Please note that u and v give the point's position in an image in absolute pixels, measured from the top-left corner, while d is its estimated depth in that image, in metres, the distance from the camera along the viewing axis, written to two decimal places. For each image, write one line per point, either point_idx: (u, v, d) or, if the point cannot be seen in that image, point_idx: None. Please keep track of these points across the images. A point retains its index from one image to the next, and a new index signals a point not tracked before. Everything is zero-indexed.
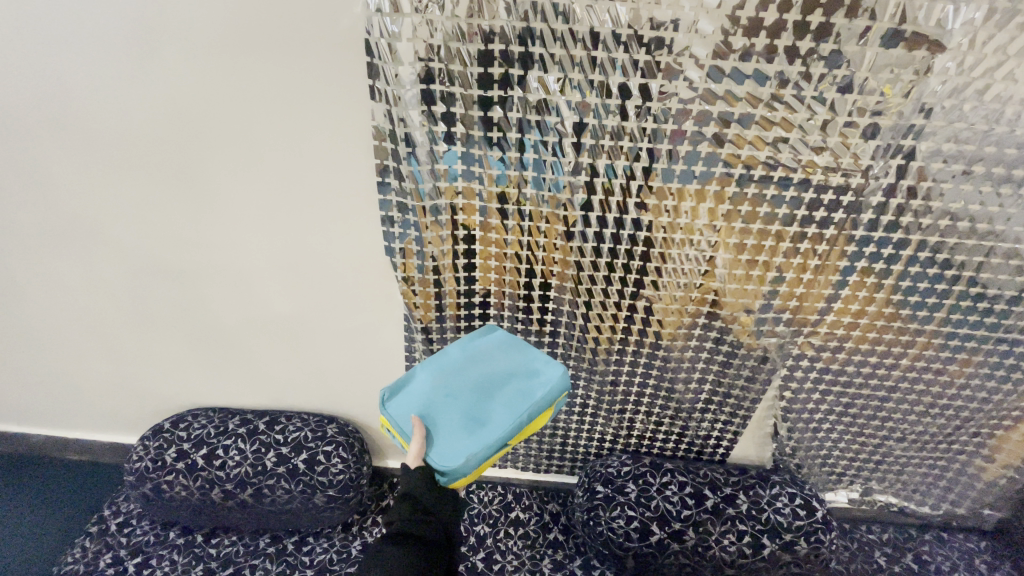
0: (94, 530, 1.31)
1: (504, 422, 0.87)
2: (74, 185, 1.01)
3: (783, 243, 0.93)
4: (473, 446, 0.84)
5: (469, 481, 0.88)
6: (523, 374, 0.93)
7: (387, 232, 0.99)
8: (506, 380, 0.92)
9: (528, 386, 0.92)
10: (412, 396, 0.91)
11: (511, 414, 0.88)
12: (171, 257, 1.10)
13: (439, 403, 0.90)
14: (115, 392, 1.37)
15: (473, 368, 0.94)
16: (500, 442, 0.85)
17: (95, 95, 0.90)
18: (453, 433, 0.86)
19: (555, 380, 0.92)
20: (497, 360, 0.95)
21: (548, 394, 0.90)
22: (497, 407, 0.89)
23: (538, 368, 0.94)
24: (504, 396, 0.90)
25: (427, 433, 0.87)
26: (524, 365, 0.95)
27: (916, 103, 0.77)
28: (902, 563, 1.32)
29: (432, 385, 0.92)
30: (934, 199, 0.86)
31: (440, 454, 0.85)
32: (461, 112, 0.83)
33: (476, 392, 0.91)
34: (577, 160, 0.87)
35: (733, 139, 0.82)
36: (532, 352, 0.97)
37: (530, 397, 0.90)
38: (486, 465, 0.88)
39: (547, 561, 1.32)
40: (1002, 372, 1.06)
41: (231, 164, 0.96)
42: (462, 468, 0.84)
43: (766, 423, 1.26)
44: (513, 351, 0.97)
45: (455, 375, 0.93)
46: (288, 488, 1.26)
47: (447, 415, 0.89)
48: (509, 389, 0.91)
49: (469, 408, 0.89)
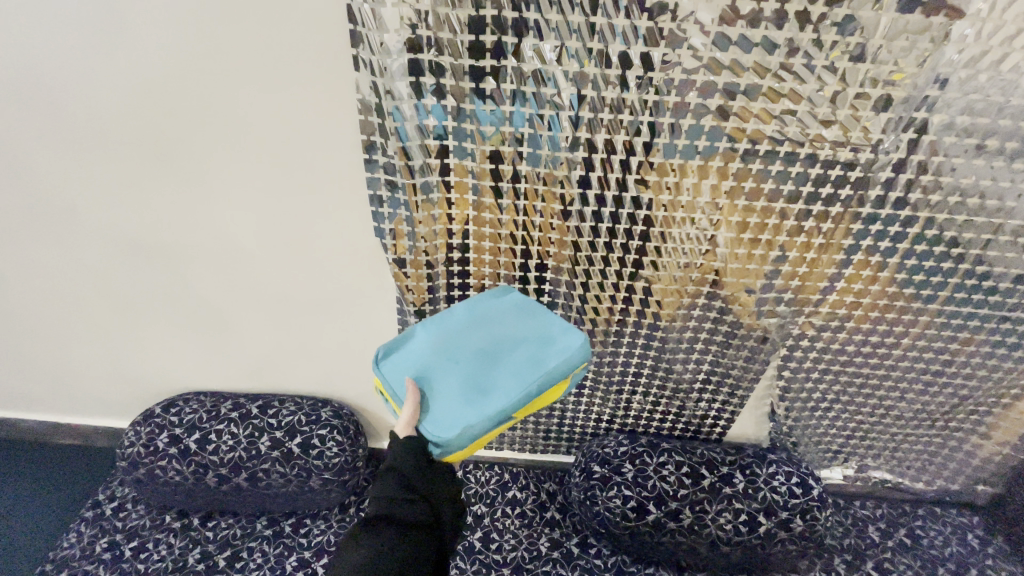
0: (89, 515, 1.30)
1: (510, 390, 0.83)
2: (51, 167, 0.97)
3: (787, 221, 0.90)
4: (469, 417, 0.81)
5: (464, 454, 0.85)
6: (531, 342, 0.89)
7: (376, 212, 0.94)
8: (512, 348, 0.89)
9: (535, 355, 0.87)
10: (411, 358, 0.89)
11: (513, 385, 0.84)
12: (156, 240, 1.06)
13: (438, 367, 0.87)
14: (105, 376, 1.35)
15: (482, 332, 0.91)
16: (499, 414, 0.82)
17: (63, 72, 0.84)
18: (450, 401, 0.83)
19: (565, 352, 0.87)
20: (508, 326, 0.92)
21: (556, 367, 0.86)
22: (500, 377, 0.85)
23: (554, 334, 0.90)
24: (512, 362, 0.87)
25: (422, 398, 0.84)
26: (538, 333, 0.91)
27: (931, 73, 0.73)
28: (895, 538, 1.33)
29: (432, 346, 0.89)
30: (945, 174, 0.83)
31: (433, 422, 0.82)
32: (452, 83, 0.79)
33: (482, 357, 0.87)
34: (575, 135, 0.83)
35: (738, 112, 0.78)
36: (542, 319, 0.93)
37: (543, 365, 0.86)
38: (483, 437, 0.85)
39: (544, 539, 1.32)
40: (1003, 350, 1.05)
41: (217, 143, 0.91)
42: (456, 440, 0.81)
43: (764, 402, 1.25)
44: (526, 317, 0.93)
45: (459, 339, 0.90)
46: (283, 472, 1.25)
47: (445, 380, 0.85)
48: (518, 355, 0.88)
49: (473, 373, 0.86)
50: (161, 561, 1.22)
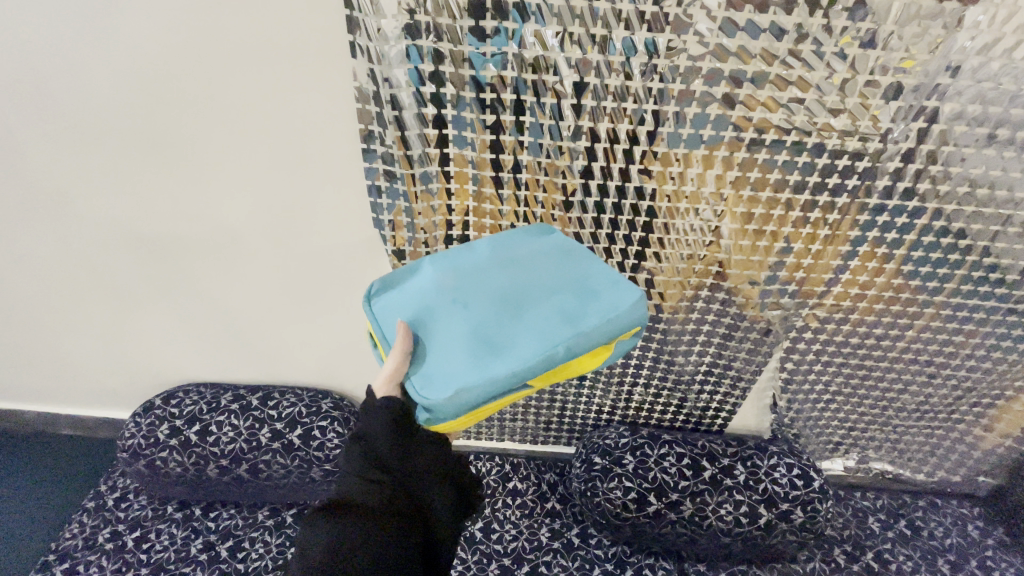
0: (92, 505, 1.29)
1: (532, 351, 0.66)
2: (46, 157, 0.95)
3: (793, 212, 0.89)
4: (469, 378, 0.64)
5: (459, 423, 0.68)
6: (562, 295, 0.72)
7: (375, 203, 0.93)
8: (537, 299, 0.71)
9: (565, 313, 0.70)
10: (411, 296, 0.73)
11: (533, 345, 0.67)
12: (154, 230, 1.05)
13: (442, 310, 0.70)
14: (107, 367, 1.34)
15: (505, 275, 0.74)
16: (508, 378, 0.64)
17: (56, 60, 0.82)
18: (450, 354, 0.67)
19: (604, 314, 0.70)
20: (539, 272, 0.75)
21: (591, 332, 0.68)
22: (517, 333, 0.68)
23: (595, 290, 0.73)
24: (539, 316, 0.69)
25: (416, 344, 0.68)
26: (576, 284, 0.73)
27: (943, 60, 0.71)
28: (895, 529, 1.33)
29: (438, 284, 0.73)
30: (954, 165, 0.81)
31: (424, 378, 0.65)
32: (451, 70, 0.77)
33: (500, 306, 0.70)
34: (578, 123, 0.81)
35: (744, 101, 0.76)
36: (578, 268, 0.75)
37: (577, 325, 0.68)
38: (486, 407, 0.68)
39: (544, 530, 1.32)
40: (1008, 343, 1.04)
41: (213, 131, 0.89)
42: (449, 403, 0.64)
43: (766, 394, 1.24)
44: (560, 263, 0.76)
45: (472, 280, 0.73)
46: (284, 464, 1.25)
47: (448, 326, 0.69)
48: (544, 308, 0.70)
49: (484, 323, 0.69)
50: (164, 551, 1.22)
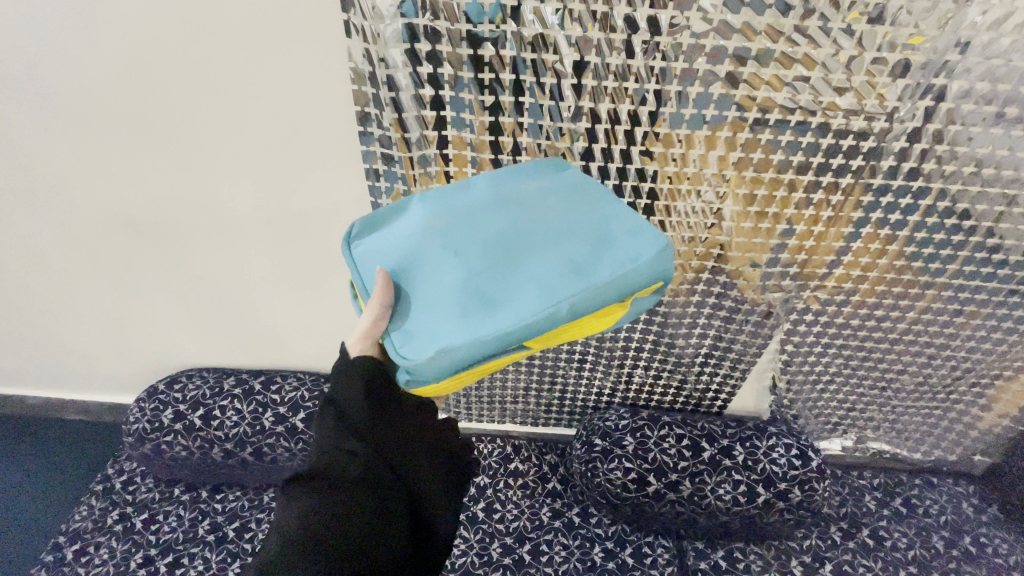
0: (100, 488, 1.29)
1: (529, 308, 0.63)
2: (38, 142, 0.94)
3: (796, 194, 0.88)
4: (457, 336, 0.62)
5: (447, 382, 0.67)
6: (566, 245, 0.67)
7: (374, 187, 0.92)
8: (537, 248, 0.67)
9: (568, 265, 0.66)
10: (405, 243, 0.69)
11: (529, 302, 0.64)
12: (149, 215, 1.04)
13: (432, 258, 0.67)
14: (107, 352, 1.34)
15: (505, 220, 0.70)
16: (498, 336, 0.62)
17: (44, 43, 0.80)
18: (439, 308, 0.64)
19: (609, 269, 0.66)
20: (542, 217, 0.70)
21: (594, 289, 0.64)
22: (511, 288, 0.65)
23: (606, 240, 0.68)
24: (539, 268, 0.66)
25: (399, 297, 0.65)
26: (581, 232, 0.69)
27: (953, 36, 0.69)
28: (891, 507, 1.34)
29: (429, 230, 0.69)
30: (961, 144, 0.80)
31: (409, 333, 0.64)
32: (449, 50, 0.75)
33: (501, 255, 0.67)
34: (578, 104, 0.79)
35: (748, 79, 0.75)
36: (582, 214, 0.71)
37: (586, 279, 0.65)
38: (476, 364, 0.66)
39: (545, 509, 1.34)
40: (1009, 324, 1.04)
41: (208, 116, 0.87)
42: (434, 362, 0.62)
43: (765, 375, 1.25)
44: (565, 209, 0.71)
45: (466, 226, 0.69)
46: (288, 447, 1.25)
47: (438, 276, 0.66)
48: (544, 259, 0.66)
49: (477, 274, 0.65)
50: (172, 533, 1.22)
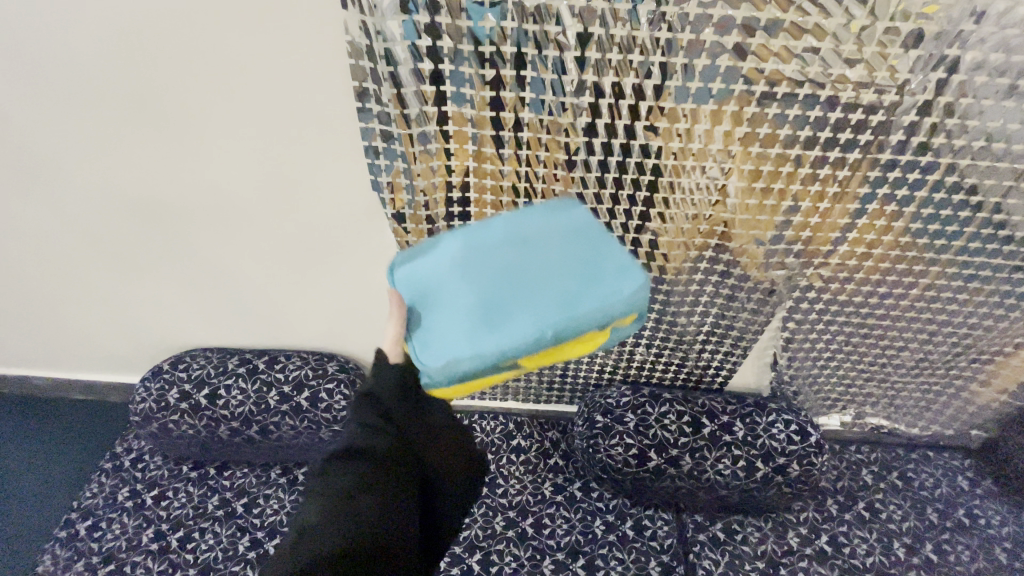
0: (109, 466, 1.31)
1: (515, 336, 0.65)
2: (44, 117, 0.94)
3: (802, 169, 0.86)
4: (448, 356, 0.66)
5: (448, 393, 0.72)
6: (560, 277, 0.68)
7: (373, 165, 0.91)
8: (532, 278, 0.68)
9: (558, 298, 0.67)
10: (416, 264, 0.74)
11: (517, 330, 0.65)
12: (151, 193, 1.04)
13: (440, 284, 0.72)
14: (111, 333, 1.35)
15: (507, 250, 0.72)
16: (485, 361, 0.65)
17: (50, 14, 0.81)
18: (438, 330, 0.68)
19: (598, 304, 0.66)
20: (542, 247, 0.71)
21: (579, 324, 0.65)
22: (503, 316, 0.67)
23: (601, 272, 0.68)
24: (531, 298, 0.67)
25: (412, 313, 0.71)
26: (577, 264, 0.69)
27: (968, 4, 0.67)
28: (888, 480, 1.35)
29: (438, 255, 0.74)
30: (972, 118, 0.78)
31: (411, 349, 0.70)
32: (448, 21, 0.73)
33: (498, 286, 0.69)
34: (581, 78, 0.78)
35: (756, 51, 0.73)
36: (581, 241, 0.71)
37: (573, 314, 0.65)
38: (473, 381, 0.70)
39: (547, 485, 1.36)
40: (1011, 301, 1.04)
41: (211, 90, 0.88)
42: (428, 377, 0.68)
43: (766, 353, 1.25)
44: (565, 237, 0.72)
45: (470, 253, 0.72)
46: (293, 425, 1.27)
47: (442, 300, 0.70)
48: (536, 289, 0.67)
49: (473, 302, 0.68)
50: (182, 508, 1.24)
